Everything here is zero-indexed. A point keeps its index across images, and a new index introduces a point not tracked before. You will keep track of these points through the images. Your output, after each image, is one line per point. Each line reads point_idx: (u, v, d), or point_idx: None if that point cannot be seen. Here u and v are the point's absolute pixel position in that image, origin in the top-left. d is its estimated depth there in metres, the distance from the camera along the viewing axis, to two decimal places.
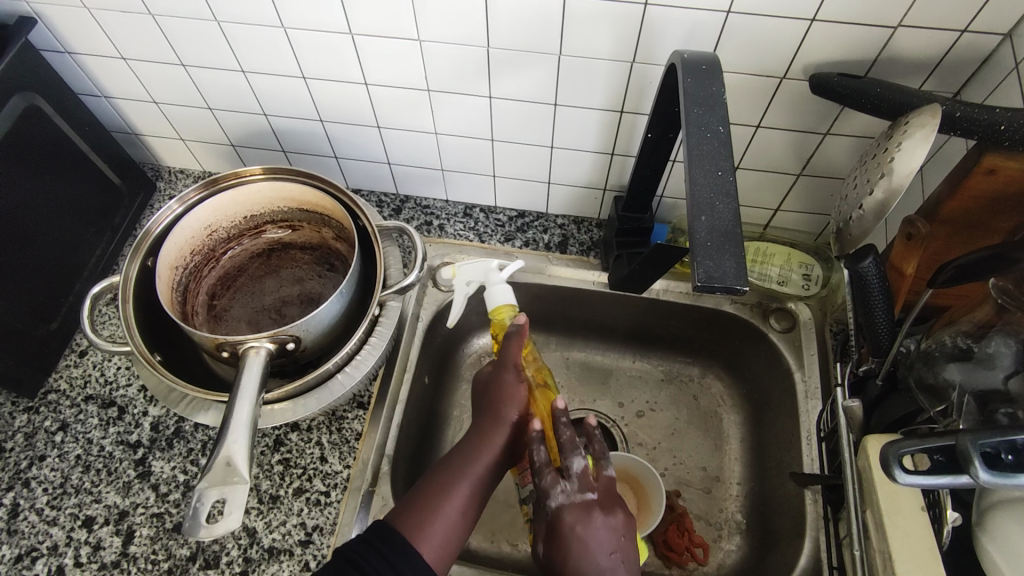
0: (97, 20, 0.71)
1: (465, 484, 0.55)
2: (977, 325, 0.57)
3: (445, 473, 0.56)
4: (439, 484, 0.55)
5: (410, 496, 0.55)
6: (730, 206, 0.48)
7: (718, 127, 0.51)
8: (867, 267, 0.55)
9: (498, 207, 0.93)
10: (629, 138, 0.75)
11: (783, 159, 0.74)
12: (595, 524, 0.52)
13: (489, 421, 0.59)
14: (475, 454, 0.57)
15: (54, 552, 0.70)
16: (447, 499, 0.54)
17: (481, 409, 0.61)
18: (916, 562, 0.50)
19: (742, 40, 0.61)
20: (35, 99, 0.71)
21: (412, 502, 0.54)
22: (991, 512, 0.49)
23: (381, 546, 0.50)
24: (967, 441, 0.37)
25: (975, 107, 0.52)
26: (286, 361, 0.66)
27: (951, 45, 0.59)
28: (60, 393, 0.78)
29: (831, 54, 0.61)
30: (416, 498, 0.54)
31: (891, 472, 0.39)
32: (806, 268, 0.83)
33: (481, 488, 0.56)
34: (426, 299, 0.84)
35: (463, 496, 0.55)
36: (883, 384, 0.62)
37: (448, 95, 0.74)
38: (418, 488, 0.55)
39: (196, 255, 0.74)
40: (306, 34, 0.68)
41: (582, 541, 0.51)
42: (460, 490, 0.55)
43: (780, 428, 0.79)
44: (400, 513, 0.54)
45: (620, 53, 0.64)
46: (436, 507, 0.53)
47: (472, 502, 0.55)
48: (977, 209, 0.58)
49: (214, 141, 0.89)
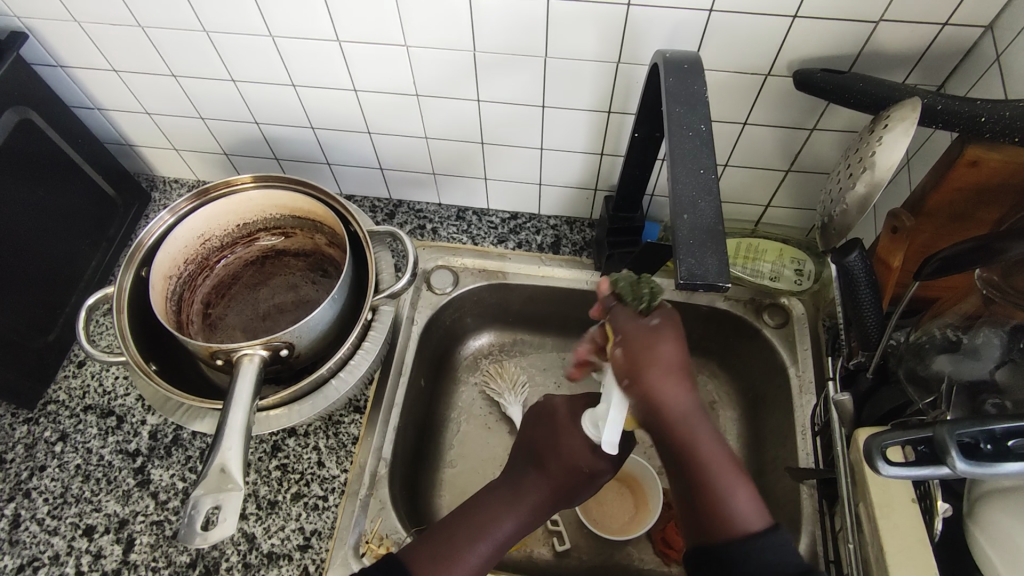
0: (88, 33, 0.72)
1: (492, 540, 0.57)
2: (963, 316, 0.58)
3: (476, 521, 0.57)
4: (470, 533, 0.57)
5: (430, 538, 0.56)
6: (712, 204, 0.49)
7: (699, 125, 0.52)
8: (853, 261, 0.56)
9: (490, 209, 0.93)
10: (617, 138, 0.76)
11: (772, 155, 0.75)
12: (667, 345, 0.47)
13: (545, 482, 0.60)
14: (515, 502, 0.59)
15: (56, 561, 0.70)
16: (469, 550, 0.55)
17: (536, 451, 0.62)
18: (906, 554, 0.51)
19: (725, 39, 0.62)
20: (27, 113, 0.72)
21: (435, 542, 0.56)
22: (981, 502, 0.50)
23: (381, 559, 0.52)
24: (945, 431, 0.37)
25: (955, 100, 0.53)
26: (281, 367, 0.67)
27: (932, 39, 0.59)
28: (58, 403, 0.79)
29: (813, 50, 0.62)
30: (437, 537, 0.56)
31: (874, 464, 0.40)
32: (798, 263, 0.83)
33: (506, 542, 0.58)
34: (420, 303, 0.84)
35: (489, 551, 0.56)
36: (873, 377, 0.61)
37: (437, 99, 0.74)
38: (439, 529, 0.57)
39: (190, 264, 0.74)
40: (294, 42, 0.69)
41: (657, 357, 0.47)
42: (488, 544, 0.56)
43: (775, 423, 0.79)
44: (417, 552, 0.55)
45: (605, 54, 0.65)
46: (455, 558, 0.55)
47: (493, 554, 0.57)
48: (962, 202, 0.59)
49: (206, 150, 0.90)
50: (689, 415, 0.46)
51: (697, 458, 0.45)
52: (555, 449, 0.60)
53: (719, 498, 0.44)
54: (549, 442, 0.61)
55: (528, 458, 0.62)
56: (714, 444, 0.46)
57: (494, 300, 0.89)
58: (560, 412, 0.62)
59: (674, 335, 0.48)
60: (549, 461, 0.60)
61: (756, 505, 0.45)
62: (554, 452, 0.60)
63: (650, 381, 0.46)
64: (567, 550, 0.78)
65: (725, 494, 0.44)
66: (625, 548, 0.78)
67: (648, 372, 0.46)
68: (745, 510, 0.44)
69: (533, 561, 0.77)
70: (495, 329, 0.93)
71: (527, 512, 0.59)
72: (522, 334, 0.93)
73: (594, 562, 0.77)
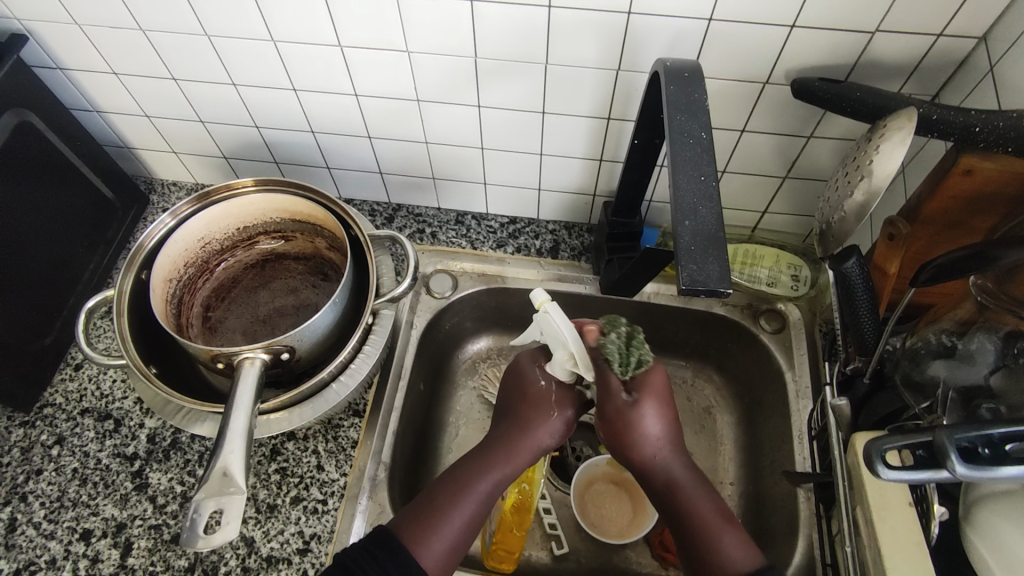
0: (89, 36, 0.72)
1: (473, 497, 0.56)
2: (958, 323, 0.59)
3: (457, 481, 0.57)
4: (450, 492, 0.56)
5: (416, 505, 0.56)
6: (712, 211, 0.49)
7: (700, 133, 0.53)
8: (850, 267, 0.56)
9: (490, 214, 0.94)
10: (617, 143, 0.76)
11: (769, 163, 0.76)
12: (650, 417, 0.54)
13: (517, 429, 0.59)
14: (493, 457, 0.58)
15: (52, 566, 0.70)
16: (450, 515, 0.55)
17: (513, 410, 0.61)
18: (903, 557, 0.51)
19: (724, 47, 0.62)
20: (27, 115, 0.72)
21: (421, 510, 0.55)
22: (977, 506, 0.50)
23: (380, 556, 0.52)
24: (944, 436, 0.38)
25: (950, 110, 0.54)
26: (282, 370, 0.67)
27: (928, 49, 0.60)
28: (55, 407, 0.78)
29: (811, 59, 0.62)
30: (426, 503, 0.56)
31: (874, 467, 0.40)
32: (794, 269, 0.84)
33: (485, 500, 0.57)
34: (420, 307, 0.84)
35: (470, 511, 0.56)
36: (870, 383, 0.63)
37: (437, 104, 0.74)
38: (425, 495, 0.57)
39: (190, 267, 0.74)
40: (296, 47, 0.69)
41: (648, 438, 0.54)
42: (469, 503, 0.56)
43: (772, 428, 0.80)
44: (405, 526, 0.55)
45: (606, 61, 0.65)
46: (439, 518, 0.55)
47: (477, 513, 0.56)
48: (957, 209, 0.60)
49: (206, 153, 0.90)
50: (682, 481, 0.55)
51: (685, 500, 0.54)
52: (525, 397, 0.60)
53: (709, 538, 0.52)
54: (519, 393, 0.61)
55: (506, 417, 0.61)
56: (710, 511, 0.54)
57: (493, 304, 0.89)
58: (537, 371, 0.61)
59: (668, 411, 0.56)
60: (520, 411, 0.60)
61: (743, 545, 0.52)
62: (529, 409, 0.60)
63: (625, 443, 0.54)
64: (565, 554, 0.78)
65: (716, 542, 0.52)
66: (624, 551, 0.79)
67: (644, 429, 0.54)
68: (734, 553, 0.52)
69: (531, 565, 0.77)
70: (493, 333, 0.93)
71: (506, 467, 0.57)
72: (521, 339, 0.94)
73: (592, 566, 0.78)
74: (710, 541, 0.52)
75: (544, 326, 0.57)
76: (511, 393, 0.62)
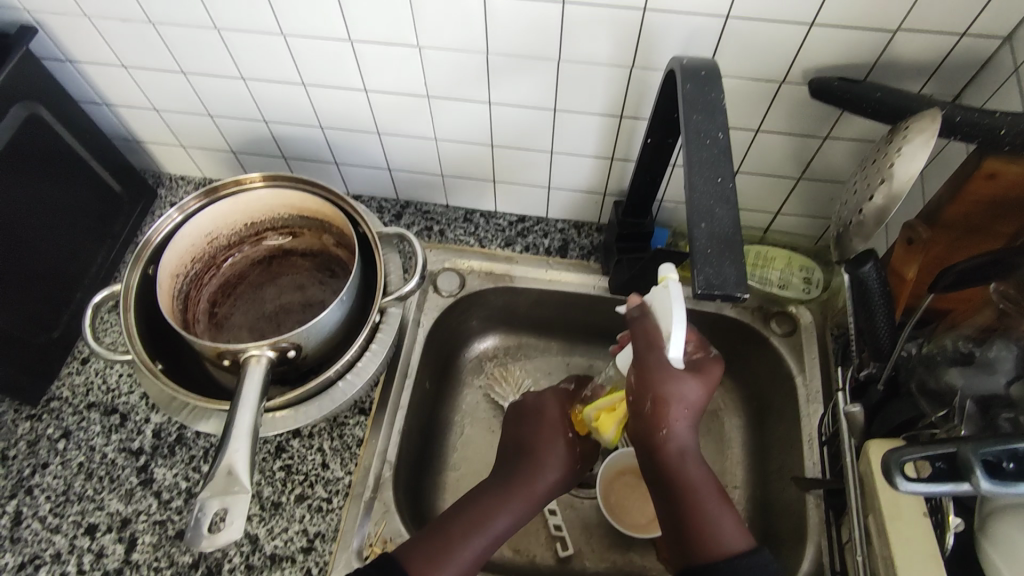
0: (98, 29, 0.71)
1: (488, 534, 0.56)
2: (978, 329, 0.58)
3: (473, 516, 0.57)
4: (464, 528, 0.56)
5: (426, 532, 0.56)
6: (729, 213, 0.48)
7: (717, 133, 0.52)
8: (867, 271, 0.56)
9: (498, 212, 0.93)
10: (629, 142, 0.75)
11: (784, 163, 0.74)
12: (694, 390, 0.50)
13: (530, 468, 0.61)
14: (511, 494, 0.59)
15: (57, 560, 0.70)
16: (466, 545, 0.54)
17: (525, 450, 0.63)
18: (916, 567, 0.50)
19: (741, 46, 0.61)
20: (35, 108, 0.72)
21: (434, 533, 0.55)
22: (993, 518, 0.49)
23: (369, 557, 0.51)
24: (969, 450, 0.37)
25: (974, 112, 0.52)
26: (288, 367, 0.66)
27: (950, 49, 0.59)
28: (62, 400, 0.78)
29: (830, 58, 0.61)
30: (438, 529, 0.56)
31: (892, 480, 0.39)
32: (807, 272, 0.83)
33: (501, 539, 0.57)
34: (427, 305, 0.84)
35: (484, 545, 0.55)
36: (884, 389, 0.60)
37: (447, 100, 0.74)
38: (437, 524, 0.56)
39: (196, 263, 0.74)
40: (306, 41, 0.68)
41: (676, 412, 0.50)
42: (485, 537, 0.56)
43: (781, 432, 0.79)
44: (411, 549, 0.54)
45: (620, 58, 0.64)
46: (455, 546, 0.54)
47: (492, 548, 0.56)
48: (978, 214, 0.59)
49: (214, 148, 0.89)
50: (687, 453, 0.51)
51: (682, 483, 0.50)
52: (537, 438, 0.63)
53: (704, 519, 0.49)
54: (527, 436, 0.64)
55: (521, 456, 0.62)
56: (709, 489, 0.51)
57: (501, 303, 0.89)
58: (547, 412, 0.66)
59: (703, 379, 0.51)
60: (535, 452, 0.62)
61: (737, 523, 0.50)
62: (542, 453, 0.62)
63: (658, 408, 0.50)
64: (570, 556, 0.77)
65: (710, 516, 0.49)
66: (629, 553, 0.78)
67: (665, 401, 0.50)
68: (728, 529, 0.49)
69: (535, 566, 0.77)
70: (501, 332, 0.92)
71: (519, 507, 0.58)
72: (527, 338, 0.93)
73: (597, 568, 0.77)
74: (699, 521, 0.49)
75: (658, 298, 0.51)
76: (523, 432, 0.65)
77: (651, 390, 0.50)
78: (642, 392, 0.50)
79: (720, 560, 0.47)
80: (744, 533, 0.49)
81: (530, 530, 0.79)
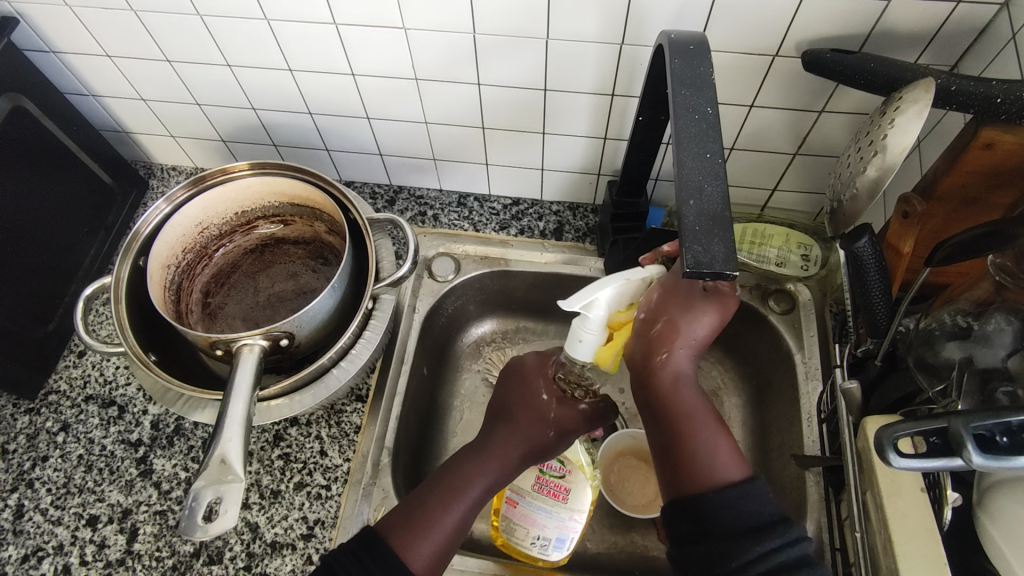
0: (80, 18, 0.70)
1: (471, 493, 0.57)
2: (975, 303, 0.57)
3: (451, 482, 0.57)
4: (441, 498, 0.56)
5: (405, 506, 0.56)
6: (718, 188, 0.47)
7: (706, 108, 0.51)
8: (862, 247, 0.54)
9: (492, 195, 0.92)
10: (622, 121, 0.74)
11: (779, 139, 0.73)
12: (700, 320, 0.55)
13: (520, 435, 0.62)
14: (489, 457, 0.60)
15: (60, 551, 0.70)
16: (444, 514, 0.55)
17: (505, 413, 0.64)
18: (914, 543, 0.50)
19: (732, 19, 0.60)
20: (20, 100, 0.71)
21: (412, 510, 0.55)
22: (990, 492, 0.49)
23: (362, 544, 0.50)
24: (961, 425, 0.37)
25: (970, 80, 0.51)
26: (281, 356, 0.66)
27: (946, 17, 0.57)
28: (60, 394, 0.79)
29: (823, 30, 0.60)
30: (414, 507, 0.55)
31: (885, 457, 0.39)
32: (804, 249, 0.82)
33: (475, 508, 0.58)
34: (422, 291, 0.83)
35: (460, 516, 0.56)
36: (882, 365, 0.61)
37: (436, 83, 0.73)
38: (417, 498, 0.56)
39: (188, 253, 0.73)
40: (289, 25, 0.67)
41: (686, 333, 0.55)
42: (459, 507, 0.56)
43: (780, 411, 0.78)
44: (395, 530, 0.53)
45: (609, 35, 0.63)
46: (432, 522, 0.54)
47: (470, 513, 0.57)
48: (975, 184, 0.58)
49: (203, 137, 0.88)
50: (683, 378, 0.55)
51: (683, 413, 0.53)
52: (517, 401, 0.65)
53: (692, 442, 0.52)
54: (518, 396, 0.65)
55: (499, 419, 0.64)
56: (699, 409, 0.54)
57: (497, 287, 0.88)
58: (528, 364, 0.68)
59: (706, 304, 0.55)
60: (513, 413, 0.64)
61: (726, 446, 0.52)
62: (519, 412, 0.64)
63: (664, 334, 0.55)
64: None
65: (698, 434, 0.52)
66: (630, 534, 0.78)
67: (670, 339, 0.55)
68: (720, 453, 0.51)
69: None
70: (498, 316, 0.92)
71: (499, 467, 0.60)
72: (525, 322, 0.92)
73: (599, 549, 0.77)
74: (690, 444, 0.52)
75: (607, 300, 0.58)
76: (506, 397, 0.66)
77: (661, 319, 0.56)
78: (651, 321, 0.56)
79: (710, 488, 0.49)
80: (738, 460, 0.51)
81: None
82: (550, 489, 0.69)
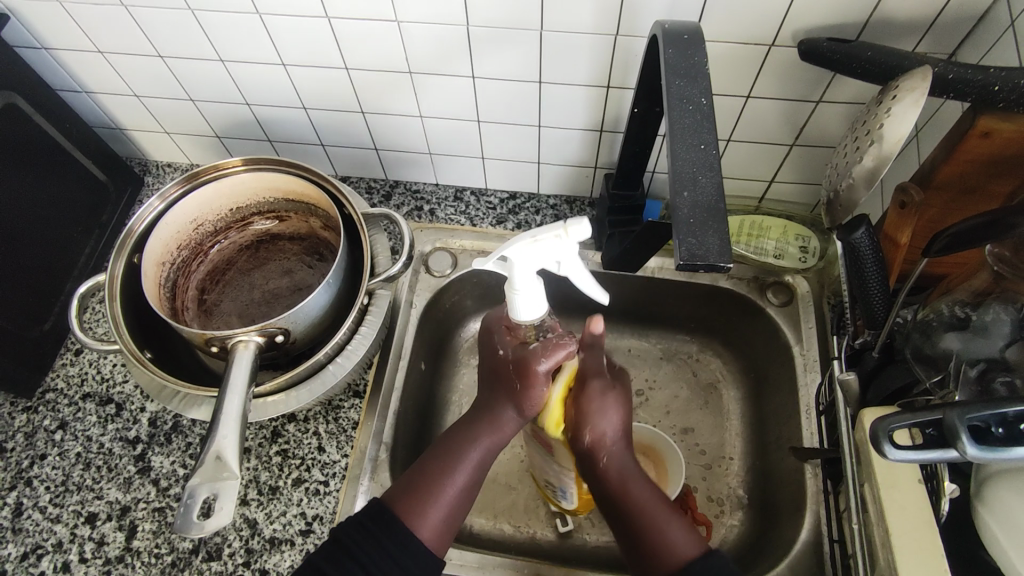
0: (70, 14, 0.70)
1: (465, 471, 0.53)
2: (974, 293, 0.57)
3: (445, 455, 0.54)
4: (439, 471, 0.53)
5: (408, 477, 0.54)
6: (713, 180, 0.47)
7: (700, 98, 0.50)
8: (859, 238, 0.54)
9: (489, 189, 0.92)
10: (618, 113, 0.74)
11: (776, 130, 0.73)
12: (614, 414, 0.53)
13: (501, 397, 0.54)
14: (478, 433, 0.54)
15: (59, 549, 0.70)
16: (445, 489, 0.52)
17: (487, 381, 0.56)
18: (912, 534, 0.50)
19: (727, 9, 0.59)
20: (13, 98, 0.71)
21: (413, 483, 0.53)
22: (988, 483, 0.49)
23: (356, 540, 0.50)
24: (955, 415, 0.37)
25: (968, 68, 0.51)
26: (277, 353, 0.66)
27: (944, 4, 0.56)
28: (57, 391, 0.79)
29: (819, 19, 0.59)
30: (414, 481, 0.53)
31: (881, 448, 0.39)
32: (802, 240, 0.82)
33: (480, 476, 0.54)
34: (419, 286, 0.83)
35: (461, 488, 0.53)
36: (879, 356, 0.60)
37: (430, 76, 0.72)
38: (419, 470, 0.54)
39: (183, 250, 0.73)
40: (281, 19, 0.67)
41: (607, 421, 0.52)
42: (458, 481, 0.53)
43: (779, 403, 0.78)
44: (398, 504, 0.52)
45: (603, 26, 0.63)
46: (434, 497, 0.52)
47: (472, 484, 0.54)
48: (974, 173, 0.57)
49: (198, 133, 0.88)
50: (629, 467, 0.52)
51: (627, 487, 0.52)
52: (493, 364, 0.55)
53: (656, 531, 0.50)
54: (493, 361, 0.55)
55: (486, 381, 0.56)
56: (652, 499, 0.52)
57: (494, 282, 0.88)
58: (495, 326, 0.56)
59: (614, 394, 0.54)
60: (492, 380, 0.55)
61: (689, 537, 0.50)
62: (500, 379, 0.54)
63: (582, 406, 0.53)
64: (570, 532, 0.77)
65: (657, 528, 0.50)
66: None
67: (601, 420, 0.52)
68: (681, 538, 0.50)
69: (534, 543, 0.77)
70: None
71: (493, 439, 0.54)
72: None
73: (598, 543, 0.77)
74: (653, 531, 0.50)
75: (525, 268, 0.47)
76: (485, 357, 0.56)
77: (588, 395, 0.53)
78: (578, 395, 0.53)
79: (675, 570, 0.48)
80: (695, 538, 0.50)
81: (528, 506, 0.79)
82: (544, 443, 0.60)
